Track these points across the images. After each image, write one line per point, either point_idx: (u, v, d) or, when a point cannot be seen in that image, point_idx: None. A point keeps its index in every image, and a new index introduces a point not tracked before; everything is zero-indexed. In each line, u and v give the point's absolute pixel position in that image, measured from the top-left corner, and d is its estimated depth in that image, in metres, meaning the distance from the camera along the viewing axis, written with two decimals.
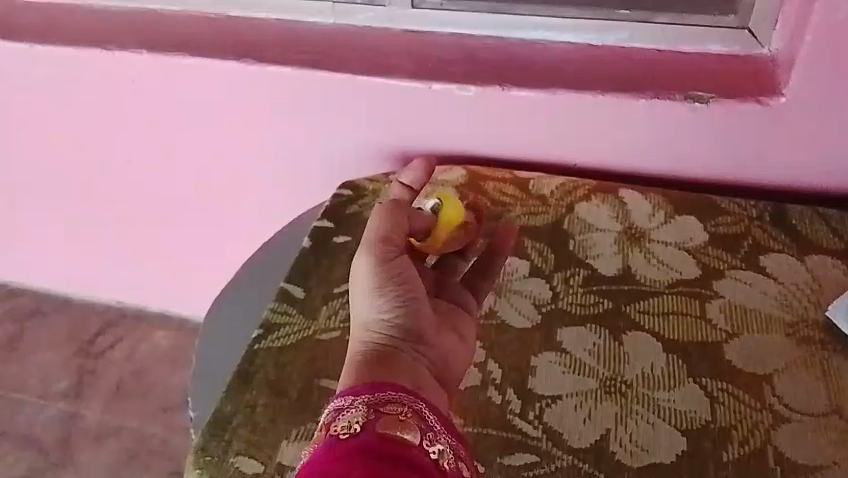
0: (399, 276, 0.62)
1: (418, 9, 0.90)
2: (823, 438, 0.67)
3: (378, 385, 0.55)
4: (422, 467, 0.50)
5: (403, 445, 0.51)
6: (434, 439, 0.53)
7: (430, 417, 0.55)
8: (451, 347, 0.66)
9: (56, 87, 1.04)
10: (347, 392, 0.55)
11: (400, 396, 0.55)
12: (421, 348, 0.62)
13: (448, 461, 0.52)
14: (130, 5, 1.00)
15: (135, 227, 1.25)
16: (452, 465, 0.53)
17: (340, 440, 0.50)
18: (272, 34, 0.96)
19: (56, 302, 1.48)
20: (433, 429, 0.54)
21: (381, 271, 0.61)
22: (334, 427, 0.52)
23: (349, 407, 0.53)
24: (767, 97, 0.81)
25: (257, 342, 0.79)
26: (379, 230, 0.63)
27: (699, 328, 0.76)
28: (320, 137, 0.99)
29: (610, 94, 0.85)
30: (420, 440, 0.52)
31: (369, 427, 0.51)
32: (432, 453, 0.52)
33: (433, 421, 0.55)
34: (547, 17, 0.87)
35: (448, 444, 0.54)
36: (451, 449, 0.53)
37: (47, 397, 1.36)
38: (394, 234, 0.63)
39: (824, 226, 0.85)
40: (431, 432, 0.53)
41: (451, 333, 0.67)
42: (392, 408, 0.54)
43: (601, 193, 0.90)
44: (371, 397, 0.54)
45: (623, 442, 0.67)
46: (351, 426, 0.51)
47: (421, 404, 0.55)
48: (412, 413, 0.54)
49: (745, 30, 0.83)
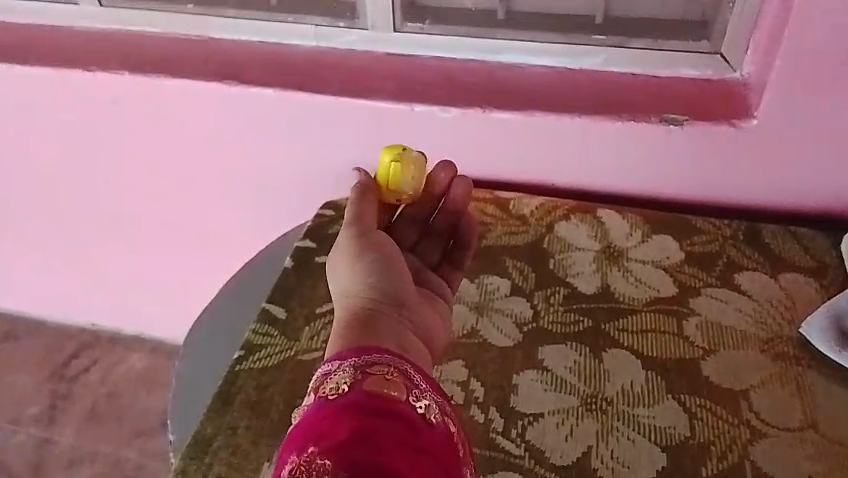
0: (372, 245, 0.66)
1: (400, 33, 0.92)
2: (800, 453, 0.68)
3: (363, 348, 0.56)
4: (409, 420, 0.51)
5: (390, 399, 0.52)
6: (421, 396, 0.54)
7: (415, 376, 0.55)
8: (435, 330, 0.66)
9: (35, 107, 1.03)
10: (334, 358, 0.56)
11: (385, 357, 0.55)
12: (403, 311, 0.63)
13: (435, 415, 0.53)
14: (111, 27, 1.00)
15: (112, 248, 1.24)
16: (439, 419, 0.53)
17: (328, 400, 0.52)
18: (254, 56, 0.96)
19: (29, 325, 1.46)
20: (419, 388, 0.55)
21: (355, 243, 0.66)
22: (322, 390, 0.53)
23: (337, 370, 0.54)
24: (739, 120, 0.84)
25: (238, 362, 0.78)
26: (353, 211, 0.68)
27: (677, 345, 0.77)
28: (302, 157, 0.99)
29: (588, 116, 0.87)
30: (407, 397, 0.53)
31: (357, 386, 0.52)
32: (419, 407, 0.53)
33: (419, 380, 0.55)
34: (526, 41, 0.89)
35: (433, 400, 0.54)
36: (437, 405, 0.54)
37: (19, 421, 1.34)
38: (366, 209, 0.68)
39: (796, 244, 0.87)
40: (417, 389, 0.54)
41: (432, 309, 0.68)
42: (379, 368, 0.54)
43: (580, 212, 0.92)
44: (357, 360, 0.55)
45: (604, 459, 0.68)
46: (339, 387, 0.52)
47: (407, 365, 0.56)
48: (398, 373, 0.55)
49: (719, 56, 0.85)
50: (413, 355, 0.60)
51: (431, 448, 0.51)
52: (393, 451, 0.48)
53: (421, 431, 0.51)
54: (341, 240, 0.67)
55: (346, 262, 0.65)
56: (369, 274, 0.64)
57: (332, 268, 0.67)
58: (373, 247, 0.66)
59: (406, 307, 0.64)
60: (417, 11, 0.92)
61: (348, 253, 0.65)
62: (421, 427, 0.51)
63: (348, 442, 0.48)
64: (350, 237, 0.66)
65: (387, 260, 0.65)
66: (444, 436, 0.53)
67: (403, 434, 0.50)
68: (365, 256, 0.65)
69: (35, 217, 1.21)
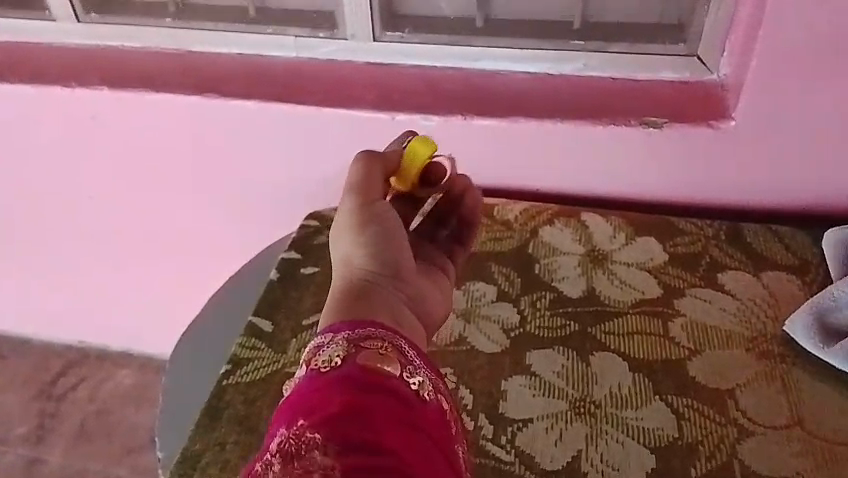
0: (376, 217, 0.64)
1: (380, 42, 0.92)
2: (787, 450, 0.69)
3: (358, 322, 0.56)
4: (403, 394, 0.51)
5: (383, 374, 0.52)
6: (415, 372, 0.54)
7: (410, 353, 0.55)
8: (433, 310, 0.67)
9: (15, 125, 1.03)
10: (328, 330, 0.56)
11: (379, 332, 0.55)
12: (398, 285, 0.64)
13: (428, 391, 0.53)
14: (89, 42, 0.99)
15: (97, 263, 1.23)
16: (432, 395, 0.53)
17: (321, 372, 0.52)
18: (234, 68, 0.96)
19: (15, 343, 1.44)
20: (413, 364, 0.54)
21: (358, 214, 0.64)
22: (315, 361, 0.53)
23: (330, 343, 0.54)
24: (719, 121, 0.84)
25: (225, 377, 0.78)
26: (355, 179, 0.65)
27: (663, 346, 0.78)
28: (286, 168, 1.00)
29: (569, 121, 0.87)
30: (400, 372, 0.53)
31: (350, 359, 0.52)
32: (413, 384, 0.53)
33: (413, 356, 0.55)
34: (505, 48, 0.89)
35: (427, 376, 0.54)
36: (430, 382, 0.54)
37: (8, 442, 1.32)
38: (372, 180, 0.65)
39: (778, 243, 0.88)
40: (411, 365, 0.54)
41: (431, 284, 0.68)
42: (373, 343, 0.54)
43: (564, 216, 0.92)
44: (349, 334, 0.55)
45: (594, 462, 0.68)
46: (331, 360, 0.52)
47: (401, 340, 0.56)
48: (391, 348, 0.54)
49: (695, 58, 0.86)
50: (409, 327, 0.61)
51: (425, 424, 0.51)
52: (385, 425, 0.48)
53: (414, 405, 0.51)
54: (343, 208, 0.65)
55: (348, 232, 0.64)
56: (370, 247, 0.63)
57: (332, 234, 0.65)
58: (377, 219, 0.64)
59: (401, 280, 0.64)
60: (396, 20, 0.92)
61: (351, 224, 0.64)
62: (414, 402, 0.51)
63: (340, 415, 0.48)
64: (353, 208, 0.64)
65: (390, 232, 0.64)
66: (437, 411, 0.53)
67: (396, 409, 0.50)
68: (369, 229, 0.63)
69: (20, 235, 1.20)
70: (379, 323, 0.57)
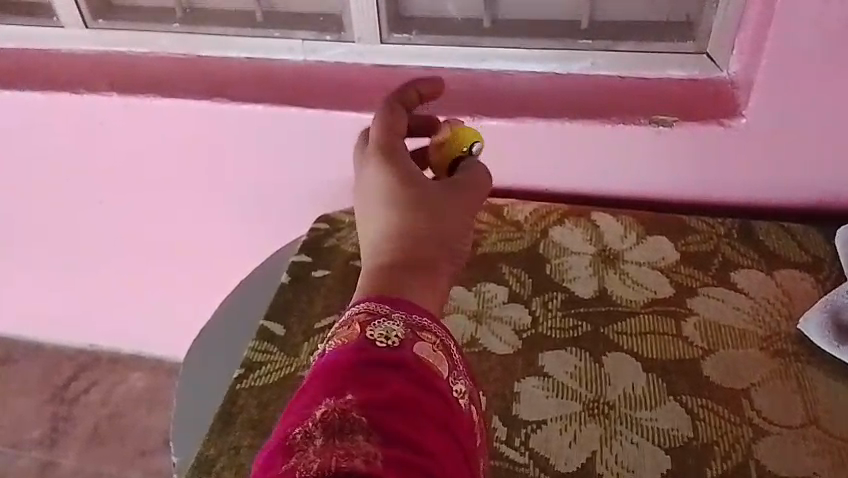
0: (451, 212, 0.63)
1: (387, 44, 0.91)
2: (803, 449, 0.69)
3: (415, 307, 0.56)
4: (449, 397, 0.51)
5: (433, 372, 0.52)
6: (456, 378, 0.55)
7: (457, 356, 0.55)
8: None
9: (22, 132, 1.03)
10: (385, 301, 0.55)
11: (433, 325, 0.55)
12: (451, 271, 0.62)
13: (463, 399, 0.54)
14: (98, 47, 0.98)
15: (106, 267, 1.23)
16: (466, 405, 0.54)
17: (376, 346, 0.51)
18: (242, 71, 0.95)
19: (27, 347, 1.44)
20: (456, 369, 0.55)
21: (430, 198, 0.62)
22: (371, 331, 0.52)
23: (387, 318, 0.54)
24: (729, 118, 0.84)
25: (238, 381, 0.78)
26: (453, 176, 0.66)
27: (677, 346, 0.77)
28: (296, 171, 1.00)
29: (577, 121, 0.87)
30: (447, 376, 0.53)
31: (406, 344, 0.52)
32: (455, 391, 0.54)
33: (458, 361, 0.56)
34: (512, 49, 0.88)
35: (466, 386, 0.55)
36: (467, 392, 0.55)
37: (21, 446, 1.34)
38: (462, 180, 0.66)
39: (790, 240, 0.87)
40: (455, 371, 0.55)
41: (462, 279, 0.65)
42: (428, 335, 0.54)
43: (574, 217, 0.92)
44: (407, 316, 0.54)
45: (609, 464, 0.68)
46: (388, 336, 0.52)
47: (452, 343, 0.56)
48: (443, 347, 0.54)
49: (705, 55, 0.85)
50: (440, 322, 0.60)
51: (462, 433, 0.51)
52: (431, 426, 0.48)
53: (455, 411, 0.52)
54: (425, 187, 0.63)
55: (418, 209, 0.62)
56: (426, 227, 0.61)
57: (390, 196, 0.62)
58: (449, 211, 0.63)
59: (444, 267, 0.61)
60: (403, 21, 0.91)
61: (423, 207, 0.62)
62: (456, 408, 0.52)
63: (390, 401, 0.48)
64: (435, 196, 0.63)
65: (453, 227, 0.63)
66: (469, 422, 0.53)
67: (442, 411, 0.50)
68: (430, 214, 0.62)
69: (20, 240, 1.21)
70: (428, 311, 0.56)
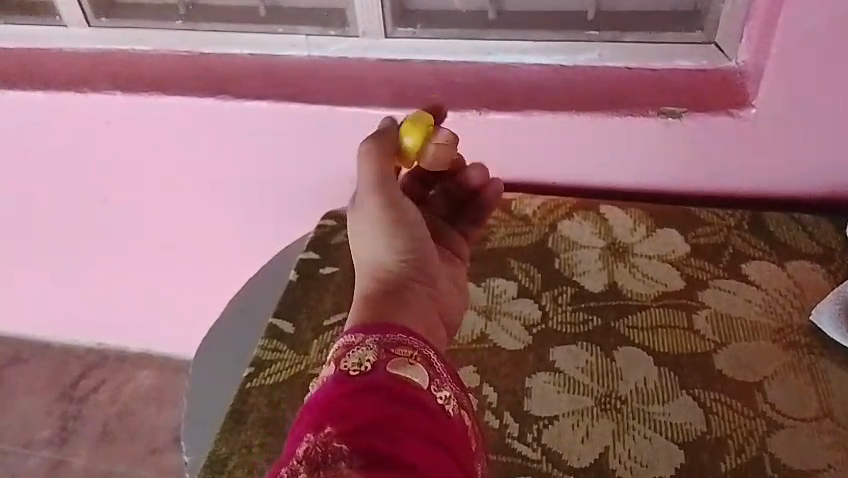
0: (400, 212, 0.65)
1: (394, 38, 0.90)
2: (817, 443, 0.68)
3: (390, 327, 0.57)
4: (430, 408, 0.52)
5: (410, 386, 0.52)
6: (440, 386, 0.55)
7: (437, 364, 0.56)
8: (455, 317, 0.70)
9: (27, 133, 1.03)
10: (359, 330, 0.57)
11: (410, 340, 0.57)
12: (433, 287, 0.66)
13: (453, 406, 0.54)
14: (99, 46, 0.97)
15: (111, 267, 1.23)
16: (457, 411, 0.54)
17: (350, 375, 0.52)
18: (245, 68, 0.94)
19: (35, 347, 1.45)
20: (440, 377, 0.56)
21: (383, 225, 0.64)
22: (345, 363, 0.54)
23: (360, 345, 0.55)
24: (739, 108, 0.83)
25: (248, 380, 0.78)
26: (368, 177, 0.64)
27: (688, 339, 0.77)
28: (301, 167, 0.99)
29: (585, 113, 0.86)
30: (428, 385, 0.54)
31: (379, 366, 0.53)
32: (440, 398, 0.54)
33: (441, 369, 0.56)
34: (519, 41, 0.87)
35: (452, 392, 0.55)
36: (456, 397, 0.55)
37: (31, 445, 1.34)
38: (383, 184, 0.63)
39: (801, 232, 0.86)
40: (438, 379, 0.55)
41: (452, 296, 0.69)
42: (403, 350, 0.55)
43: (583, 210, 0.91)
44: (381, 338, 0.56)
45: (622, 459, 0.68)
46: (361, 363, 0.53)
47: (431, 351, 0.57)
48: (421, 358, 0.56)
49: (712, 45, 0.84)
50: (438, 346, 0.62)
51: (450, 442, 0.51)
52: (411, 440, 0.48)
53: (440, 421, 0.52)
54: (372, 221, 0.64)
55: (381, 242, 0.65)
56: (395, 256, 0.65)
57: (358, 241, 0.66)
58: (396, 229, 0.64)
59: (433, 283, 0.66)
60: (407, 14, 0.90)
61: (374, 224, 0.64)
62: (440, 416, 0.52)
63: (368, 425, 0.48)
64: (377, 203, 0.64)
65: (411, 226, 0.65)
66: (459, 428, 0.53)
67: (423, 423, 0.50)
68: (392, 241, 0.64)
69: (28, 241, 1.21)
70: (405, 328, 0.58)
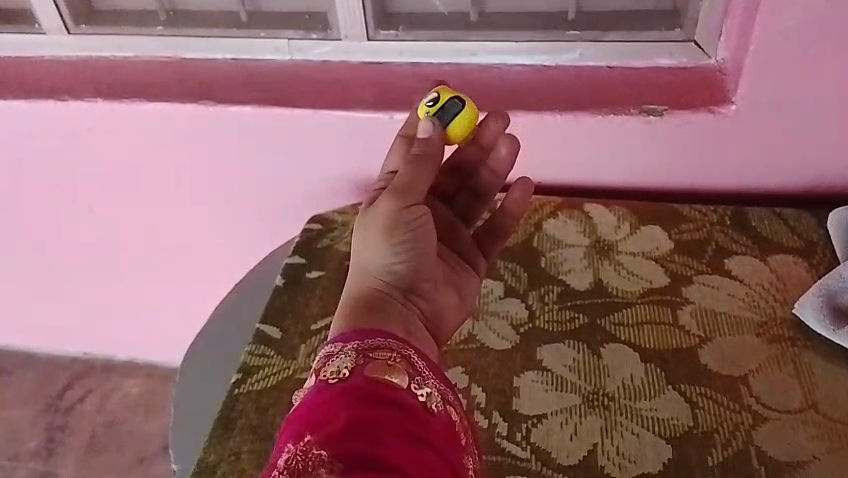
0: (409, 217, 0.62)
1: (373, 41, 0.90)
2: (803, 434, 0.69)
3: (367, 332, 0.58)
4: (407, 407, 0.52)
5: (388, 387, 0.53)
6: (423, 383, 0.55)
7: (418, 363, 0.57)
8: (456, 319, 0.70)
9: (7, 142, 1.02)
10: (338, 339, 0.58)
11: (387, 342, 0.57)
12: (418, 294, 0.64)
13: (436, 403, 0.55)
14: (80, 56, 0.97)
15: (97, 276, 1.22)
16: (440, 407, 0.55)
17: (328, 384, 0.53)
18: (227, 73, 0.94)
19: (20, 359, 1.43)
20: (422, 375, 0.56)
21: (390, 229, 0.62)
22: (324, 372, 0.54)
23: (340, 353, 0.56)
24: (718, 106, 0.84)
25: (236, 386, 0.78)
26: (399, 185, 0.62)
27: (674, 335, 0.78)
28: (285, 172, 0.99)
29: (568, 112, 0.87)
30: (408, 383, 0.54)
31: (357, 371, 0.53)
32: (421, 395, 0.54)
33: (422, 367, 0.57)
34: (502, 41, 0.88)
35: (435, 388, 0.56)
36: (439, 393, 0.55)
37: (18, 457, 1.33)
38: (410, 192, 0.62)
39: (783, 226, 0.87)
40: (419, 377, 0.56)
41: (451, 290, 0.69)
42: (381, 353, 0.56)
43: (567, 208, 0.91)
44: (360, 344, 0.56)
45: (610, 456, 0.68)
46: (339, 371, 0.54)
47: (410, 351, 0.58)
48: (400, 359, 0.56)
49: (692, 43, 0.85)
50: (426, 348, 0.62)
51: (431, 437, 0.52)
52: (389, 439, 0.49)
53: (419, 417, 0.52)
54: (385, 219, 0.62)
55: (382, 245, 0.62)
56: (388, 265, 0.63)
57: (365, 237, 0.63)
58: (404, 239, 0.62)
59: (417, 291, 0.64)
60: (388, 18, 0.91)
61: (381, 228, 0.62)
62: (420, 414, 0.53)
63: (346, 430, 0.49)
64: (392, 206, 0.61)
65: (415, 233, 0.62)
66: (443, 423, 0.54)
67: (401, 422, 0.51)
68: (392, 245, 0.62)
69: (11, 251, 1.20)
70: (385, 333, 0.58)
